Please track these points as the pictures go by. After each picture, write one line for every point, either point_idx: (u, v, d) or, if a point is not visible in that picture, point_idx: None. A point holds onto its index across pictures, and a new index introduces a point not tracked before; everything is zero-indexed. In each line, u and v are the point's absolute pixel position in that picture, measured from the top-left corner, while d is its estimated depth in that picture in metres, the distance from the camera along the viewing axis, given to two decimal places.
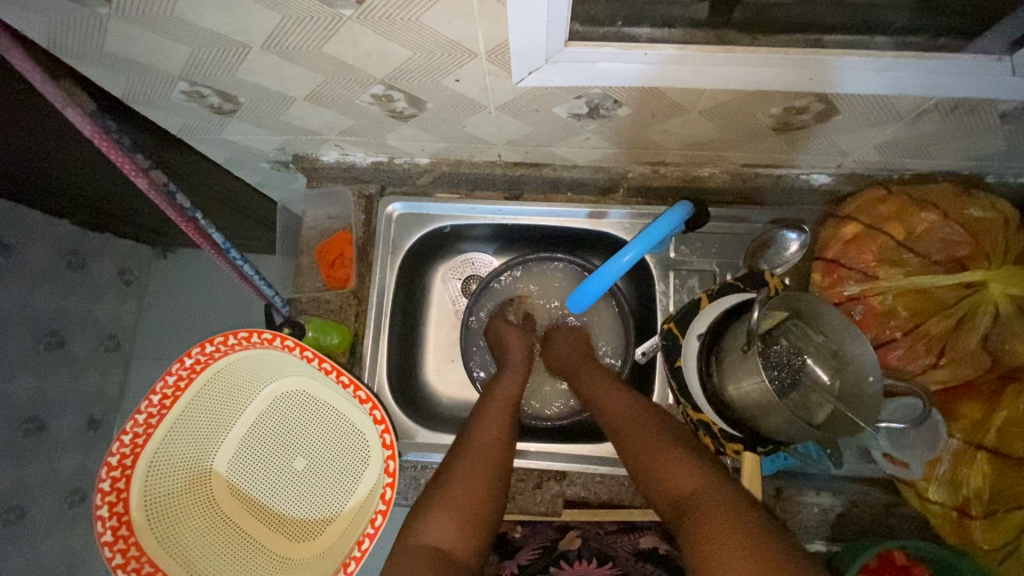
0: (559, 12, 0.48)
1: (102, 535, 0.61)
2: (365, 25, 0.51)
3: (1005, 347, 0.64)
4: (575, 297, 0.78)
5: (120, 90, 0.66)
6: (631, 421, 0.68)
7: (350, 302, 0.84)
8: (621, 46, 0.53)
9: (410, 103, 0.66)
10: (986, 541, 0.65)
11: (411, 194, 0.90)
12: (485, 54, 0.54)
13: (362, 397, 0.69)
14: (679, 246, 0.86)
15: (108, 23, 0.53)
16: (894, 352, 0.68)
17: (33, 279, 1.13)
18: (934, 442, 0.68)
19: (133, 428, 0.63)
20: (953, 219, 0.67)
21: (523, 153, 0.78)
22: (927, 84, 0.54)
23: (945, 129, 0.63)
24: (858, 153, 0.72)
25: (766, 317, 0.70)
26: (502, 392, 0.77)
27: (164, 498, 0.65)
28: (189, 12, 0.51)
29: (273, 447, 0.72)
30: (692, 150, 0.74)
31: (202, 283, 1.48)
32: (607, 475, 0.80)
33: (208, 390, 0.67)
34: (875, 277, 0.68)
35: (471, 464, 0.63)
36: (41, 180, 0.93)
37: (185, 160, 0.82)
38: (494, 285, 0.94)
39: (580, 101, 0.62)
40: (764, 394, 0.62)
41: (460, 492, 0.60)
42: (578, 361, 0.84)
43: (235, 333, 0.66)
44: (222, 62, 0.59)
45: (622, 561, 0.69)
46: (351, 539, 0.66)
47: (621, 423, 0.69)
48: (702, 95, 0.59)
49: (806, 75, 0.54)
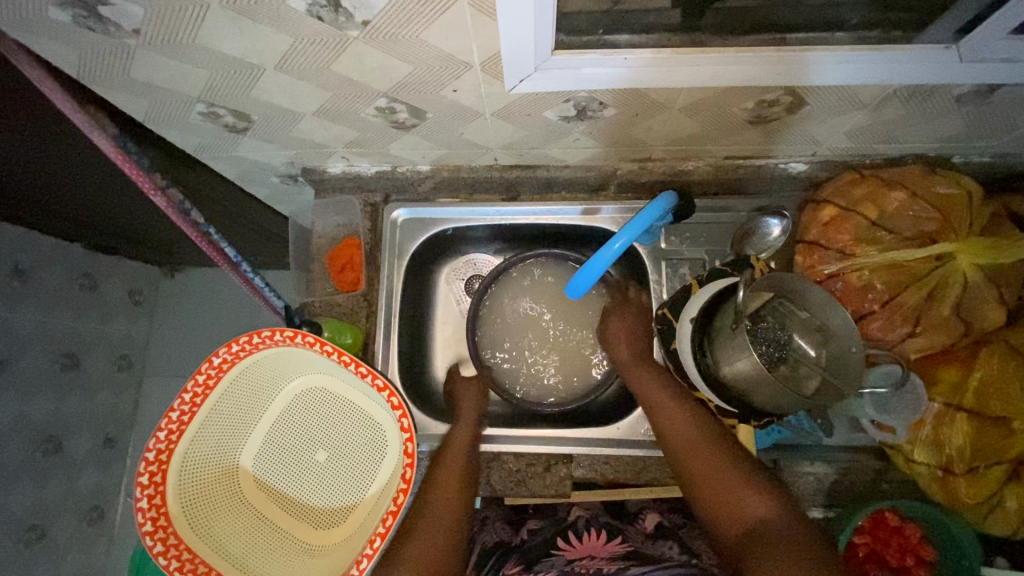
0: (544, 24, 0.53)
1: (142, 526, 0.65)
2: (370, 44, 0.56)
3: (974, 313, 0.69)
4: (572, 285, 0.79)
5: (140, 114, 0.71)
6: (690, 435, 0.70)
7: (361, 305, 0.89)
8: (603, 52, 0.59)
9: (412, 114, 0.71)
10: (969, 497, 0.69)
11: (414, 200, 0.95)
12: (479, 65, 0.59)
13: (380, 386, 0.74)
14: (669, 238, 0.91)
15: (133, 52, 0.58)
16: (874, 324, 0.72)
17: (49, 301, 1.18)
18: (916, 406, 0.72)
19: (168, 425, 0.67)
20: (920, 197, 0.72)
21: (518, 156, 0.84)
22: (884, 73, 0.59)
23: (907, 113, 0.68)
24: (831, 141, 0.77)
25: (752, 298, 0.74)
26: (455, 447, 0.75)
27: (196, 491, 0.69)
28: (209, 40, 0.56)
29: (295, 438, 0.76)
30: (676, 146, 0.79)
31: (213, 298, 1.53)
32: (611, 455, 0.84)
33: (235, 387, 0.71)
34: (852, 255, 0.73)
35: (430, 532, 0.66)
36: (60, 204, 0.98)
37: (199, 178, 0.87)
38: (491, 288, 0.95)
39: (568, 104, 0.67)
40: (755, 368, 0.67)
41: (419, 557, 0.64)
42: (635, 361, 0.82)
43: (258, 332, 0.70)
44: (238, 84, 0.64)
45: (631, 538, 0.74)
46: (373, 522, 0.70)
47: (685, 440, 0.70)
48: (680, 94, 0.64)
49: (774, 70, 0.59)
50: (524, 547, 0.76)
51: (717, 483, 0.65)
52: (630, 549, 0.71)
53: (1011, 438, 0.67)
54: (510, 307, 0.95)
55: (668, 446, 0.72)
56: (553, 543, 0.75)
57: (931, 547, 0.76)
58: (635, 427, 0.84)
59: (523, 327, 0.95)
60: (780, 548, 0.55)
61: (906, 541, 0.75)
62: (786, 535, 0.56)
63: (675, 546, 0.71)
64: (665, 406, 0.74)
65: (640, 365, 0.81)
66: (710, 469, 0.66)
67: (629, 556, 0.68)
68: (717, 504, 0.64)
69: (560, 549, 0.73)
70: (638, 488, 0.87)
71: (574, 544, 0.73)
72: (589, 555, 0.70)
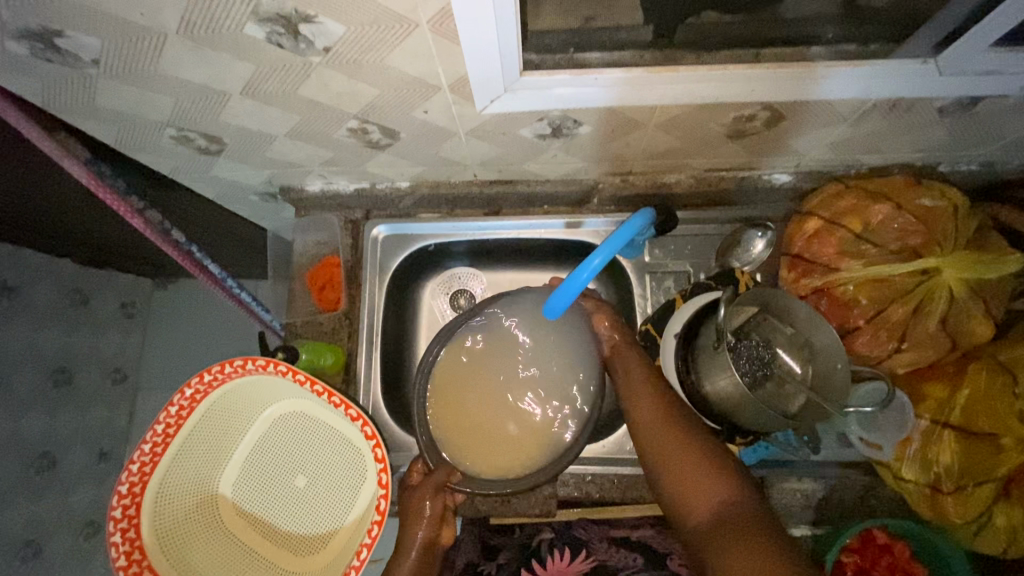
0: (510, 47, 0.52)
1: (116, 560, 0.64)
2: (334, 69, 0.55)
3: (960, 328, 0.68)
4: (549, 305, 0.74)
5: (111, 140, 0.70)
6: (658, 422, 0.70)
7: (342, 323, 0.88)
8: (573, 73, 0.57)
9: (385, 134, 0.70)
10: (958, 516, 0.68)
11: (395, 216, 0.94)
12: (446, 88, 0.58)
13: (353, 414, 0.72)
14: (653, 250, 0.90)
15: (96, 81, 0.57)
16: (859, 340, 0.71)
17: (38, 319, 1.17)
18: (902, 425, 0.71)
19: (140, 457, 0.66)
20: (905, 210, 0.70)
21: (497, 172, 0.82)
22: (863, 88, 0.58)
23: (890, 126, 0.67)
24: (814, 153, 0.75)
25: (735, 314, 0.74)
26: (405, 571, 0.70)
27: (173, 522, 0.69)
28: (170, 68, 0.55)
29: (267, 461, 0.76)
30: (656, 159, 0.78)
31: (203, 311, 1.52)
32: (596, 473, 0.83)
33: (208, 417, 0.71)
34: (837, 270, 0.71)
35: None
36: (41, 225, 0.97)
37: (177, 198, 0.86)
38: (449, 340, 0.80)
39: (543, 122, 0.66)
40: (737, 389, 0.66)
41: None
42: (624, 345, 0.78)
43: (230, 361, 0.69)
44: (204, 109, 0.63)
45: (594, 551, 0.81)
46: (350, 550, 0.70)
47: (654, 425, 0.69)
48: (655, 111, 0.63)
49: (749, 87, 0.58)
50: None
51: (679, 468, 0.65)
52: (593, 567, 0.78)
53: (1000, 455, 0.66)
54: (467, 365, 0.80)
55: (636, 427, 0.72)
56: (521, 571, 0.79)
57: (920, 565, 0.74)
58: (621, 443, 0.85)
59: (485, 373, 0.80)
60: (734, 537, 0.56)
61: (895, 559, 0.74)
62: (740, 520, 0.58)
63: (636, 556, 0.80)
64: (640, 393, 0.73)
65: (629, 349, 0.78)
66: (679, 456, 0.66)
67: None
68: (676, 486, 0.65)
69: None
70: (623, 506, 0.84)
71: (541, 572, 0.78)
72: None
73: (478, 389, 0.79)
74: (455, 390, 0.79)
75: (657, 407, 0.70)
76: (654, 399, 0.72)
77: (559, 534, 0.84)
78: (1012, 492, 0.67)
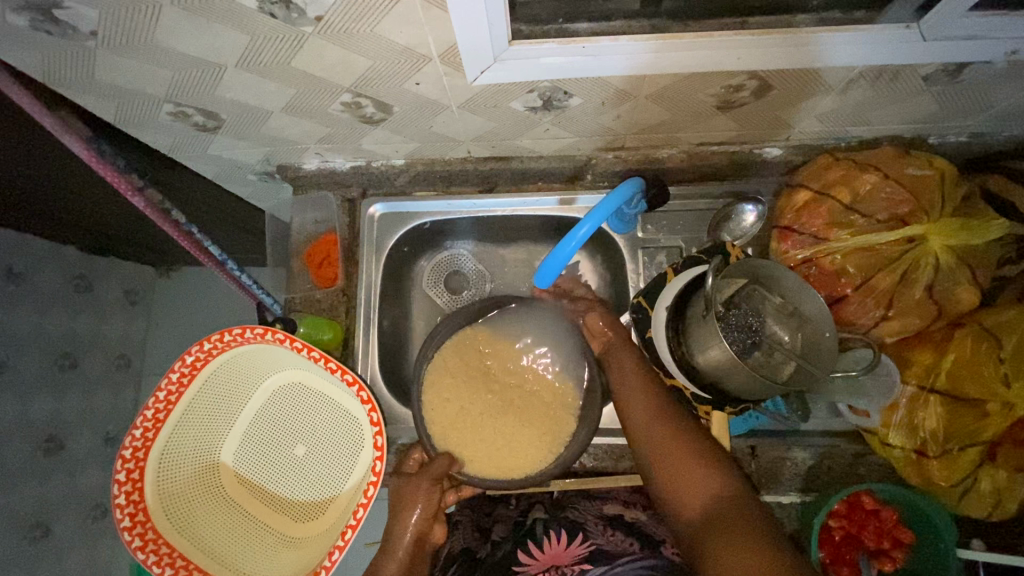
0: (499, 15, 0.53)
1: (121, 521, 0.66)
2: (326, 40, 0.56)
3: (947, 295, 0.69)
4: (541, 273, 0.77)
5: (110, 116, 0.71)
6: (649, 418, 0.72)
7: (340, 300, 0.91)
8: (560, 42, 0.59)
9: (378, 108, 0.71)
10: (944, 479, 0.70)
11: (391, 195, 0.95)
12: (437, 57, 0.59)
13: (349, 380, 0.75)
14: (646, 226, 0.91)
15: (96, 55, 0.59)
16: (847, 308, 0.72)
17: (44, 304, 1.19)
18: (889, 390, 0.73)
19: (143, 423, 0.68)
20: (893, 179, 0.71)
21: (491, 148, 0.84)
22: (845, 55, 0.58)
23: (877, 94, 0.67)
24: (803, 125, 0.76)
25: (724, 286, 0.75)
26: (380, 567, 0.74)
27: (175, 486, 0.72)
28: (167, 39, 0.56)
29: (269, 449, 0.78)
30: (647, 134, 0.79)
31: (204, 296, 1.53)
32: (592, 443, 0.89)
33: (209, 385, 0.73)
34: (825, 240, 0.72)
35: None
36: (42, 210, 0.98)
37: (177, 178, 0.88)
38: (448, 323, 0.87)
39: (533, 94, 0.67)
40: (727, 355, 0.67)
41: None
42: (615, 340, 0.83)
43: (229, 331, 0.71)
44: (201, 82, 0.64)
45: (590, 532, 0.74)
46: (346, 515, 0.73)
47: (645, 426, 0.72)
48: (645, 81, 0.64)
49: (735, 55, 0.58)
50: (486, 562, 0.75)
51: (670, 461, 0.67)
52: (592, 550, 0.70)
53: (985, 420, 0.67)
54: (477, 357, 0.89)
55: (627, 422, 0.75)
56: (514, 556, 0.73)
57: (910, 532, 0.75)
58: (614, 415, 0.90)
59: (489, 358, 0.89)
60: (726, 528, 0.58)
61: (883, 525, 0.74)
62: (733, 512, 0.60)
63: (634, 541, 0.71)
64: (632, 382, 0.76)
65: (619, 344, 0.82)
66: (670, 459, 0.67)
67: (591, 561, 0.68)
68: (667, 482, 0.67)
69: (523, 564, 0.71)
70: (617, 476, 0.87)
71: (537, 556, 0.72)
72: (553, 566, 0.70)
73: (481, 383, 0.88)
74: (452, 388, 0.86)
75: (647, 400, 0.74)
76: (645, 392, 0.75)
77: (552, 515, 0.80)
78: (997, 456, 0.69)
